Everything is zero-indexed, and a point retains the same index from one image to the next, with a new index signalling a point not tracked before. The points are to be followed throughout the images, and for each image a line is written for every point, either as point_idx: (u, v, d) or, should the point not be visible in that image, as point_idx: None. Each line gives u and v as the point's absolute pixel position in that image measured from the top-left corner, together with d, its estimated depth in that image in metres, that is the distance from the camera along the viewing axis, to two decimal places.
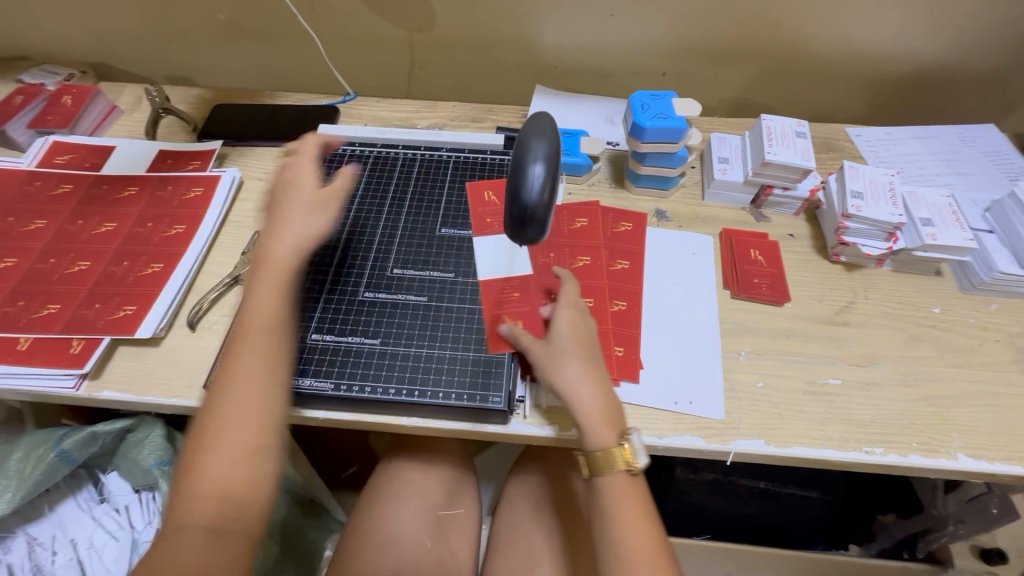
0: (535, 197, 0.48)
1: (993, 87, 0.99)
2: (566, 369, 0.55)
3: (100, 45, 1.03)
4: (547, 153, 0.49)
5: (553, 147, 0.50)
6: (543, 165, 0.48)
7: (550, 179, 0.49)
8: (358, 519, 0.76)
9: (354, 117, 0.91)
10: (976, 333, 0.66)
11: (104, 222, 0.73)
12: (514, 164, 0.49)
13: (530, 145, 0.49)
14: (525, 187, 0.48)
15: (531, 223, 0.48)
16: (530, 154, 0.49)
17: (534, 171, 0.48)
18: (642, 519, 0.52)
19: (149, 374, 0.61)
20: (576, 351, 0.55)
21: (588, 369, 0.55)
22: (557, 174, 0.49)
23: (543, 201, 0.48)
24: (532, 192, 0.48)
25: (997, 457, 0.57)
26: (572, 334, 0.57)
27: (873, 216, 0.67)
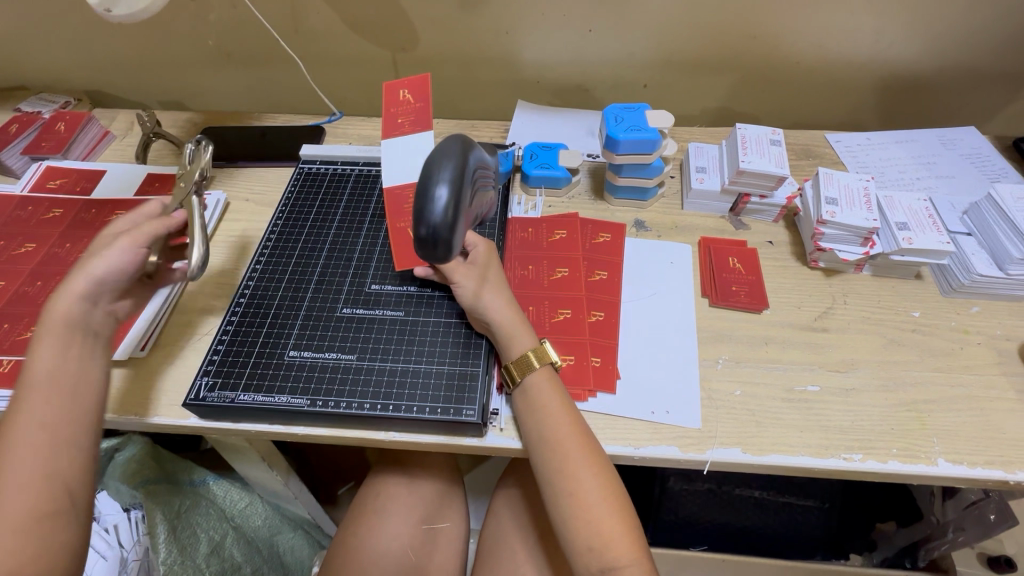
0: (439, 219, 0.48)
1: (975, 90, 0.99)
2: (517, 340, 0.58)
3: (96, 73, 1.06)
4: (452, 176, 0.48)
5: (459, 167, 0.49)
6: (448, 187, 0.48)
7: (456, 200, 0.48)
8: (344, 533, 0.76)
9: (340, 137, 0.92)
10: (957, 337, 0.66)
11: (91, 245, 0.75)
12: (421, 183, 0.49)
13: (437, 166, 0.48)
14: (429, 208, 0.48)
15: (439, 244, 0.49)
16: (434, 176, 0.48)
17: (438, 192, 0.48)
18: (599, 498, 0.51)
19: (129, 393, 0.61)
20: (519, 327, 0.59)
21: (526, 338, 0.59)
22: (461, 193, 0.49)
23: (447, 223, 0.48)
24: (436, 215, 0.48)
25: (979, 462, 0.56)
26: (506, 304, 0.60)
27: (848, 221, 0.67)
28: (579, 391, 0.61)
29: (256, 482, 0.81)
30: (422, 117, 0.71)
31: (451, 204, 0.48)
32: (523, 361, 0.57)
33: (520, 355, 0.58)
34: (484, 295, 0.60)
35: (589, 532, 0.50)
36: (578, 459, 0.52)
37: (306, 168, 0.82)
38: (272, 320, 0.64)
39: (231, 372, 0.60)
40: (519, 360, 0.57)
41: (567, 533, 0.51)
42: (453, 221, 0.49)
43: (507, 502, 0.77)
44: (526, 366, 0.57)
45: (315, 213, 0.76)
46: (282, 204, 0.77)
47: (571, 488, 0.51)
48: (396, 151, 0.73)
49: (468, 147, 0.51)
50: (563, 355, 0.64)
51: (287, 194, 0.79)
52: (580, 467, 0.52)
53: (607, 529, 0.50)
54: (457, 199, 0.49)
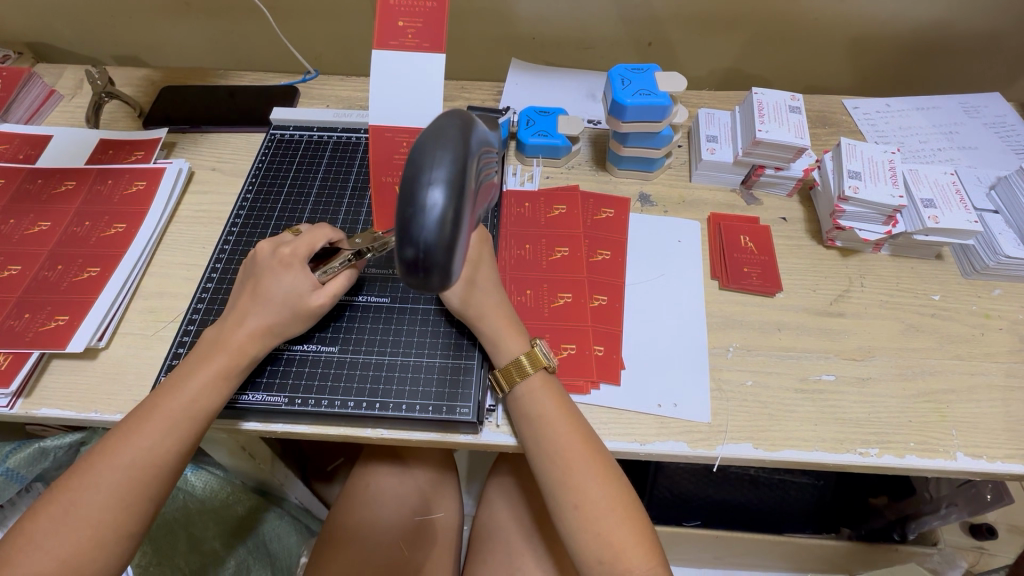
0: (431, 240, 0.33)
1: (1000, 53, 0.93)
2: (505, 346, 0.53)
3: (38, 22, 0.95)
4: (449, 167, 0.33)
5: (457, 158, 0.33)
6: (440, 192, 0.32)
7: (454, 209, 0.33)
8: (333, 526, 0.73)
9: (315, 98, 0.84)
10: (978, 322, 0.62)
11: (38, 221, 0.67)
12: (404, 183, 0.34)
13: (427, 157, 0.33)
14: (413, 223, 0.33)
15: (432, 275, 0.34)
16: (422, 175, 0.33)
17: (430, 194, 0.33)
18: (609, 502, 0.48)
19: (90, 389, 0.56)
20: (505, 333, 0.54)
21: (516, 343, 0.54)
22: (464, 189, 0.33)
23: (442, 241, 0.33)
24: (426, 234, 0.33)
25: (999, 455, 0.54)
26: (492, 306, 0.54)
27: (871, 198, 0.62)
28: (581, 384, 0.57)
29: (240, 472, 0.77)
30: (435, 33, 0.52)
31: (448, 218, 0.33)
32: (513, 369, 0.52)
33: (509, 362, 0.53)
34: (470, 296, 0.54)
35: (599, 544, 0.47)
36: (584, 469, 0.49)
37: (277, 135, 0.74)
38: None
39: None
40: (508, 368, 0.53)
41: (575, 546, 0.48)
42: (453, 236, 0.34)
43: (504, 492, 0.74)
44: (516, 375, 0.52)
45: (289, 186, 0.69)
46: (251, 176, 0.70)
47: (576, 500, 0.48)
48: (387, 70, 0.53)
49: (472, 126, 0.36)
50: (564, 344, 0.59)
51: (257, 163, 0.71)
52: (586, 479, 0.48)
53: (619, 542, 0.47)
54: (458, 201, 0.33)
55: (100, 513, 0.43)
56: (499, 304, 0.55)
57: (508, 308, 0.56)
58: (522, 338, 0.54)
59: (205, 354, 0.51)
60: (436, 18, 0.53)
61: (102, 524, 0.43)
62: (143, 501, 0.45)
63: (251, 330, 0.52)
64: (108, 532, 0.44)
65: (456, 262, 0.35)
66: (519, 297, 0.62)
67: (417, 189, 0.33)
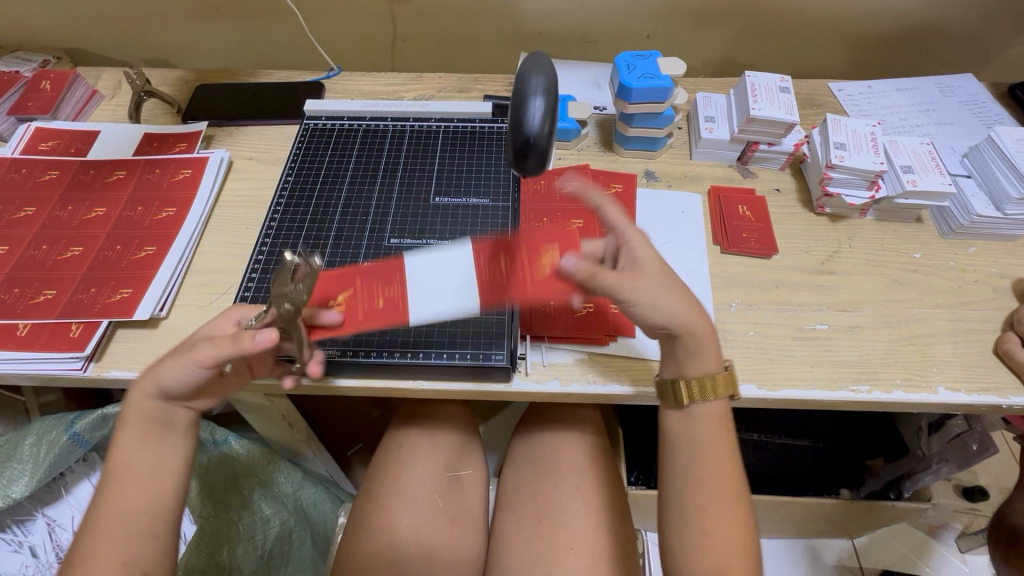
0: (535, 130, 0.42)
1: (971, 38, 1.00)
2: (705, 359, 0.55)
3: (74, 29, 1.01)
4: (547, 83, 0.43)
5: (552, 76, 0.44)
6: (540, 97, 0.42)
7: (551, 110, 0.42)
8: (371, 487, 0.78)
9: (340, 92, 0.90)
10: (955, 276, 0.69)
11: (95, 207, 0.73)
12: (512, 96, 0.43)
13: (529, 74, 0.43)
14: (523, 118, 0.42)
15: (530, 159, 0.42)
16: (528, 85, 0.42)
17: (534, 101, 0.42)
18: (734, 533, 0.52)
19: (155, 353, 0.62)
20: (706, 346, 0.55)
21: (713, 357, 0.55)
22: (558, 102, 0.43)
23: (544, 133, 0.42)
24: (530, 125, 0.42)
25: (975, 389, 0.60)
26: (682, 306, 0.54)
27: (856, 165, 0.69)
28: (600, 337, 0.63)
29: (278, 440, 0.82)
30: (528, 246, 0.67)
31: (548, 115, 0.42)
32: (710, 383, 0.54)
33: (705, 371, 0.55)
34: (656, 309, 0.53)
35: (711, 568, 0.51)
36: (722, 505, 0.52)
37: (311, 124, 0.81)
38: None
39: None
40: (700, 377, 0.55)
41: (683, 557, 0.52)
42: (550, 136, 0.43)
43: (527, 451, 0.80)
44: (707, 389, 0.54)
45: (325, 169, 0.75)
46: (290, 161, 0.76)
47: (706, 525, 0.52)
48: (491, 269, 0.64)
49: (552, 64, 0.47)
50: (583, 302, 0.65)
51: (295, 150, 0.77)
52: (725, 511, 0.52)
53: (732, 567, 0.50)
54: (554, 110, 0.43)
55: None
56: (688, 305, 0.54)
57: (698, 308, 0.55)
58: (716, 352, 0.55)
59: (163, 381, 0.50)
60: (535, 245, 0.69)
61: None
62: None
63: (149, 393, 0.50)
64: None
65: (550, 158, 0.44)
66: None
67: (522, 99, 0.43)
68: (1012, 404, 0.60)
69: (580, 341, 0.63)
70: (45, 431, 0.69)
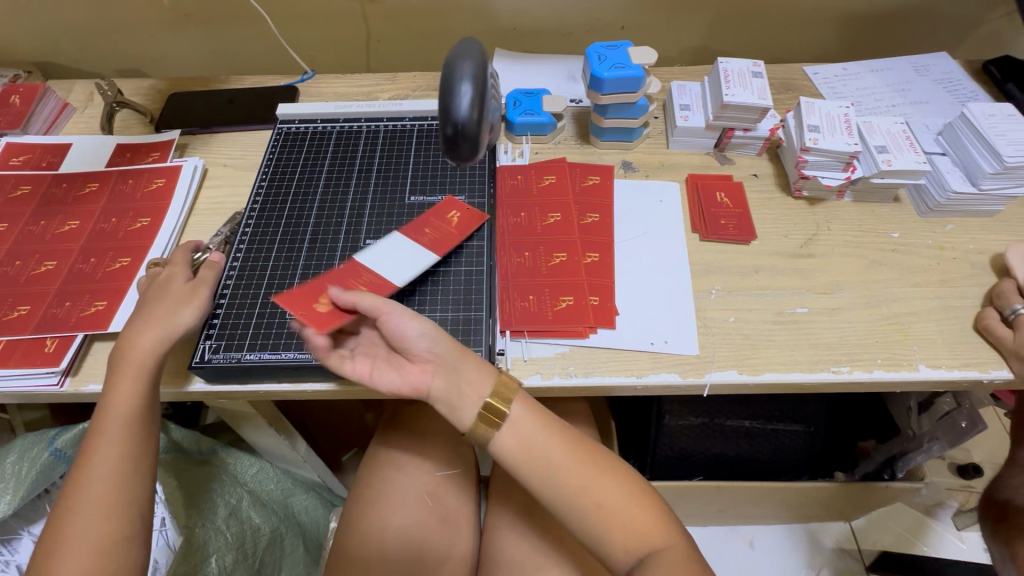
0: (463, 115, 0.45)
1: (944, 17, 1.00)
2: (482, 387, 0.54)
3: (45, 42, 1.00)
4: (475, 72, 0.45)
5: (481, 62, 0.46)
6: (465, 84, 0.45)
7: (479, 94, 0.45)
8: (360, 488, 0.77)
9: (315, 96, 0.89)
10: (934, 253, 0.69)
11: (68, 221, 0.72)
12: (442, 82, 0.46)
13: (456, 64, 0.46)
14: (453, 105, 0.45)
15: (462, 145, 0.46)
16: (456, 72, 0.45)
17: (462, 89, 0.45)
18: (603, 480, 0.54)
19: None
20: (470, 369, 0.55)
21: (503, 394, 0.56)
22: (487, 89, 0.46)
23: (473, 118, 0.45)
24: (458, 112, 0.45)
25: (956, 364, 0.60)
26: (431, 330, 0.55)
27: (830, 147, 0.69)
28: (580, 329, 0.63)
29: (263, 447, 0.83)
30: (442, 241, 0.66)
31: (476, 99, 0.45)
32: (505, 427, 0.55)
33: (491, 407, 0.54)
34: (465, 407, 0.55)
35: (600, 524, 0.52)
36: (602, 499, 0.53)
37: (284, 129, 0.80)
38: (270, 279, 0.65)
39: (234, 335, 0.60)
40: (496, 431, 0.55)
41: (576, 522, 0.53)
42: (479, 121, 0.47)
43: None
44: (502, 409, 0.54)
45: (299, 173, 0.75)
46: (264, 165, 0.76)
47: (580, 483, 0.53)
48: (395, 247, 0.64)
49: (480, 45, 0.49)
50: (562, 295, 0.65)
51: (269, 154, 0.77)
52: (606, 485, 0.53)
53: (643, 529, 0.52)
54: (482, 96, 0.46)
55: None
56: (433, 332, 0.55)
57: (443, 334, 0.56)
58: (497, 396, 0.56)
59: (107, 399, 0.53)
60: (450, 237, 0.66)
61: None
62: None
63: None
64: None
65: (482, 141, 0.48)
66: (519, 259, 0.68)
67: (452, 86, 0.46)
68: (993, 379, 0.60)
69: (559, 334, 0.62)
70: (27, 448, 0.70)
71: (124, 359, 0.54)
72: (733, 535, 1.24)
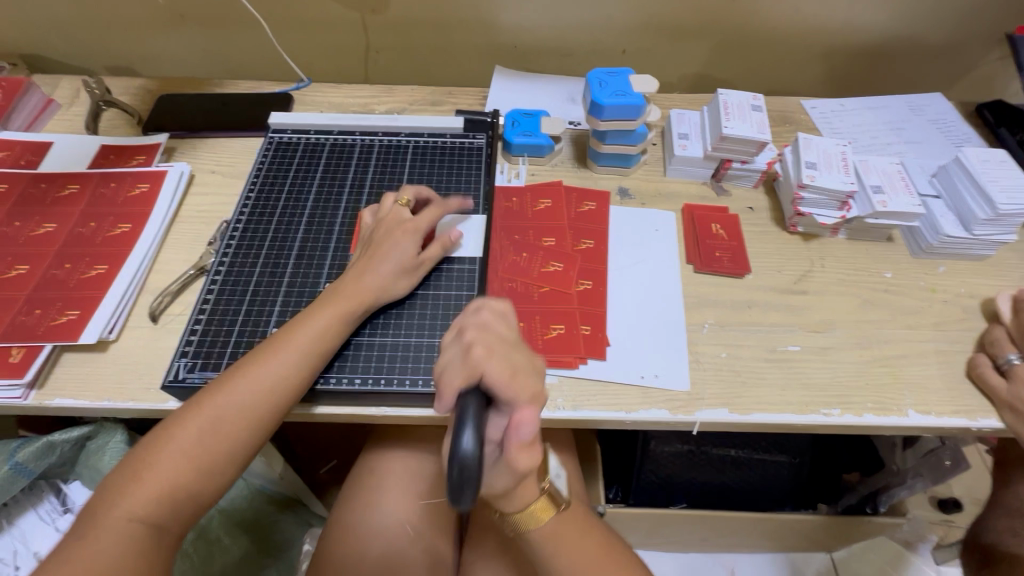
0: (466, 457, 0.35)
1: (941, 56, 1.01)
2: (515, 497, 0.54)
3: (32, 35, 0.98)
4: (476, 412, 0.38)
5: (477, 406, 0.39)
6: (474, 428, 0.37)
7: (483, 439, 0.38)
8: (336, 512, 0.73)
9: (309, 104, 0.88)
10: (925, 295, 0.69)
11: (43, 223, 0.69)
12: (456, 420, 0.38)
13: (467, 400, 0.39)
14: (455, 448, 0.36)
15: (467, 491, 0.35)
16: (466, 412, 0.38)
17: (466, 429, 0.37)
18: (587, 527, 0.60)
19: (101, 379, 0.59)
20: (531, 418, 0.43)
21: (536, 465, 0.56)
22: (480, 424, 0.37)
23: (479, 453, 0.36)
24: (462, 455, 0.35)
25: (945, 411, 0.60)
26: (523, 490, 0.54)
27: (827, 185, 0.69)
28: (570, 359, 0.61)
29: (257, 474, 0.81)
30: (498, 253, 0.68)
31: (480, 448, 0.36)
32: (534, 513, 0.55)
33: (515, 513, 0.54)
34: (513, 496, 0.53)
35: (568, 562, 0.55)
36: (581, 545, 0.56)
37: (276, 138, 0.78)
38: (253, 295, 0.63)
39: (211, 353, 0.58)
40: (521, 516, 0.54)
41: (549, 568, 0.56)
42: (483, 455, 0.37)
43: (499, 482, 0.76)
44: (531, 520, 0.55)
45: (288, 186, 0.73)
46: (252, 176, 0.74)
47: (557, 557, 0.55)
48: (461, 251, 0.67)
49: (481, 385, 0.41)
50: (553, 324, 0.63)
51: (258, 165, 0.75)
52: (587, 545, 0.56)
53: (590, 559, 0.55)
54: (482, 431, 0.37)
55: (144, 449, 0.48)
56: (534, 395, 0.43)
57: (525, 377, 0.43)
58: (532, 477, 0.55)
59: (135, 446, 0.49)
60: (502, 251, 0.69)
61: (138, 492, 0.46)
62: (168, 473, 0.48)
63: (171, 465, 0.48)
64: (138, 501, 0.46)
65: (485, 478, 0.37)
66: (511, 284, 0.66)
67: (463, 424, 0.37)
68: (982, 427, 0.59)
69: (548, 365, 0.61)
70: None
71: (295, 335, 0.55)
72: (714, 562, 1.23)
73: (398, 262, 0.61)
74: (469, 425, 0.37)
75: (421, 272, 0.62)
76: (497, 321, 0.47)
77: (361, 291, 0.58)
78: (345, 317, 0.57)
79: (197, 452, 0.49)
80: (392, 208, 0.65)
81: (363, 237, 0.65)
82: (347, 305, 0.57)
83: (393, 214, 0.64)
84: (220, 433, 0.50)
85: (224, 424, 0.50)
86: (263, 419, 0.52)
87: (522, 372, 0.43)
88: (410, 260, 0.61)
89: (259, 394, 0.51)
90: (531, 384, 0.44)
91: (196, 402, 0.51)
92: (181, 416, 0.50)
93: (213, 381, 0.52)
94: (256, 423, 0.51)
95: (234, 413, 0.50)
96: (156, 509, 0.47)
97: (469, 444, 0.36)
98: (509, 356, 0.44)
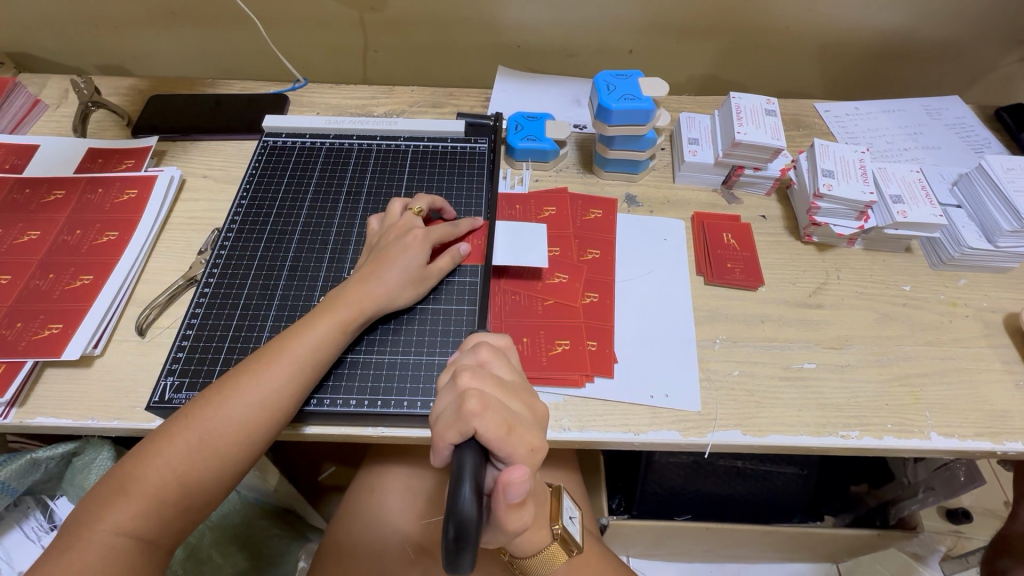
0: (464, 515, 0.32)
1: (958, 57, 0.98)
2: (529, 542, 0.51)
3: (21, 33, 0.95)
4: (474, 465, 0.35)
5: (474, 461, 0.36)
6: (471, 481, 0.34)
7: (481, 494, 0.34)
8: (332, 530, 0.71)
9: (305, 106, 0.85)
10: (946, 310, 0.66)
11: (28, 230, 0.67)
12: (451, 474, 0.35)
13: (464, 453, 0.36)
14: (452, 505, 0.33)
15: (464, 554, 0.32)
16: (462, 467, 0.35)
17: (463, 485, 0.34)
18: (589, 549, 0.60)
19: (86, 397, 0.56)
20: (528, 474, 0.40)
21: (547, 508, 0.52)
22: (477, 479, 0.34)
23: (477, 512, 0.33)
24: (459, 511, 0.33)
25: (968, 434, 0.57)
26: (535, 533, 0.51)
27: (844, 195, 0.66)
28: (576, 377, 0.58)
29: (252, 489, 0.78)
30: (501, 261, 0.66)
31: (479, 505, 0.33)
32: (547, 556, 0.52)
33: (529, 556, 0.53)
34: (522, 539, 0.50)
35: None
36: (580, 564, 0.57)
37: (270, 142, 0.75)
38: (244, 309, 0.60)
39: (199, 371, 0.55)
40: (534, 560, 0.53)
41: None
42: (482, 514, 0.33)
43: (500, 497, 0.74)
44: (545, 563, 0.53)
45: (282, 193, 0.70)
46: (245, 182, 0.71)
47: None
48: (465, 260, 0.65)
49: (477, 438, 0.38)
50: (558, 339, 0.61)
51: (251, 170, 0.72)
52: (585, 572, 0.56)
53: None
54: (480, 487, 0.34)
55: (123, 478, 0.45)
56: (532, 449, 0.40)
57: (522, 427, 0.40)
58: (543, 524, 0.51)
59: (115, 468, 0.46)
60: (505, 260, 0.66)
61: (116, 525, 0.44)
62: (150, 504, 0.45)
63: (153, 495, 0.45)
64: (117, 534, 0.44)
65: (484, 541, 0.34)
66: (514, 297, 0.63)
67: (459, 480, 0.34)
68: (1006, 451, 0.57)
69: (552, 383, 0.58)
70: None
71: (287, 351, 0.52)
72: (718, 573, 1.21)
73: (405, 270, 0.58)
74: (466, 480, 0.34)
75: (428, 283, 0.60)
76: (494, 362, 0.44)
77: (361, 304, 0.55)
78: (339, 333, 0.54)
79: (183, 479, 0.46)
80: (403, 217, 0.63)
81: (366, 245, 0.62)
82: (344, 319, 0.54)
83: (403, 222, 0.62)
84: (205, 459, 0.47)
85: (211, 447, 0.47)
86: (253, 443, 0.49)
87: (518, 421, 0.40)
88: (418, 270, 0.59)
89: (248, 416, 0.49)
90: (530, 435, 0.40)
91: (181, 423, 0.47)
92: (164, 437, 0.47)
93: (200, 398, 0.49)
94: (244, 448, 0.49)
95: (220, 437, 0.47)
96: (138, 542, 0.44)
97: (467, 503, 0.33)
98: (506, 404, 0.41)
